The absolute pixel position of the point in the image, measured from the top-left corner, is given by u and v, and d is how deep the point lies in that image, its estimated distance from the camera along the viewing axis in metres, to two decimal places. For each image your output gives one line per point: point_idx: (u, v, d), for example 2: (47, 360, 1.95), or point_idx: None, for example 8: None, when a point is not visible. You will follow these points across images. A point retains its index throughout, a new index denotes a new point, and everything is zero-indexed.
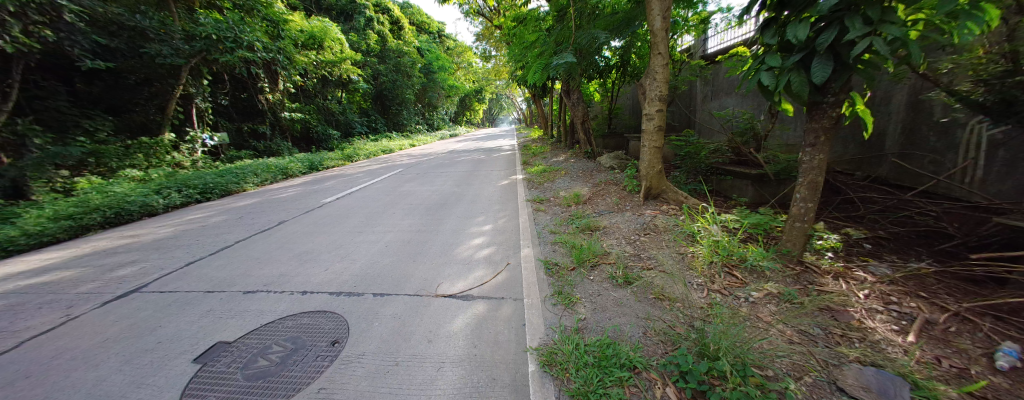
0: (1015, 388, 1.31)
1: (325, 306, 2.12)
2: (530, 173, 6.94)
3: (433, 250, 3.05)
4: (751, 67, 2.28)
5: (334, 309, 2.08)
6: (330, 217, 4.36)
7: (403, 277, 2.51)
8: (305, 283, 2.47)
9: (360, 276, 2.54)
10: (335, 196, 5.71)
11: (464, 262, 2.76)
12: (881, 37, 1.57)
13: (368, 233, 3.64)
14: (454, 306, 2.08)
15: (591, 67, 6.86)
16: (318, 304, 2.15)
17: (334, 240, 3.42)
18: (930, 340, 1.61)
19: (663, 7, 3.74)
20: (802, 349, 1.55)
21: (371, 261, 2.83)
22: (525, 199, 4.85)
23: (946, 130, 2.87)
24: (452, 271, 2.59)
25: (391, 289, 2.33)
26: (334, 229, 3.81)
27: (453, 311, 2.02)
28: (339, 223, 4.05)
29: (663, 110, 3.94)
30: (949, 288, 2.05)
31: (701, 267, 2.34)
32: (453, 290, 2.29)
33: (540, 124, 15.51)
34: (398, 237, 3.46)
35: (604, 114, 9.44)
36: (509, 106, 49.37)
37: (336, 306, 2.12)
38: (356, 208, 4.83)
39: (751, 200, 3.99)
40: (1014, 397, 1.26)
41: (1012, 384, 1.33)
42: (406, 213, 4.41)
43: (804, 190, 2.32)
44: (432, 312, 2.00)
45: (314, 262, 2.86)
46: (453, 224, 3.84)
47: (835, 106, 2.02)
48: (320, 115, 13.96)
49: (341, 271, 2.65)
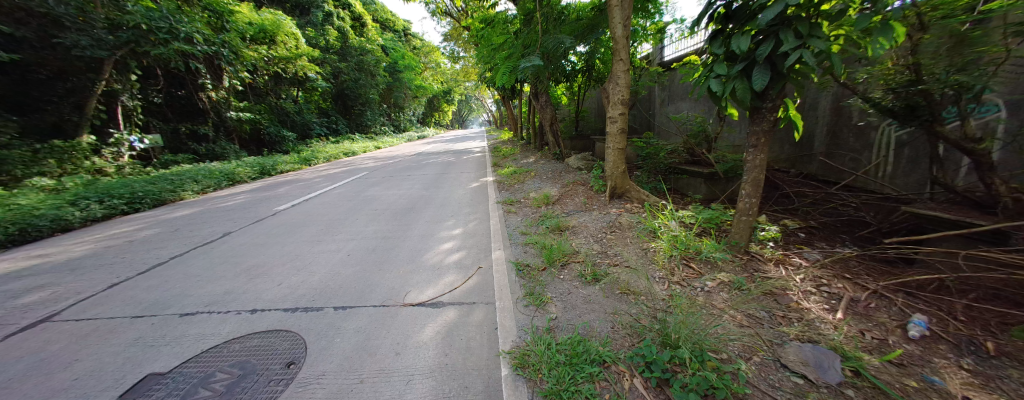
0: (923, 353, 1.54)
1: (279, 324, 1.97)
2: (500, 175, 6.96)
3: (401, 257, 2.95)
4: (701, 74, 2.46)
5: (289, 327, 1.94)
6: (285, 226, 4.07)
7: (367, 287, 2.41)
8: (256, 300, 2.28)
9: (319, 290, 2.39)
10: (290, 203, 5.33)
11: (432, 269, 2.70)
12: (809, 50, 1.77)
13: (328, 242, 3.45)
14: (423, 315, 2.02)
15: (558, 72, 7.06)
16: (271, 323, 1.99)
17: (289, 251, 3.21)
18: (855, 316, 1.83)
19: (623, 16, 3.93)
20: (750, 331, 1.70)
21: (331, 272, 2.69)
22: (495, 202, 4.86)
23: (862, 131, 3.28)
24: (420, 278, 2.52)
25: (353, 301, 2.21)
26: (289, 239, 3.56)
27: (422, 320, 1.97)
28: (295, 232, 3.79)
29: (625, 113, 4.13)
30: (868, 270, 2.35)
31: (662, 260, 2.48)
32: (421, 298, 2.23)
33: (510, 126, 15.61)
34: (362, 245, 3.31)
35: (571, 117, 9.70)
36: (477, 108, 49.29)
37: (292, 324, 1.98)
38: (314, 215, 4.55)
39: (705, 197, 4.28)
40: (923, 362, 1.48)
41: (922, 350, 1.56)
42: (371, 219, 4.24)
43: (749, 187, 2.53)
44: (399, 323, 1.93)
45: (266, 277, 2.64)
46: (420, 229, 3.75)
47: (773, 111, 2.24)
48: (272, 115, 13.00)
49: (297, 285, 2.48)
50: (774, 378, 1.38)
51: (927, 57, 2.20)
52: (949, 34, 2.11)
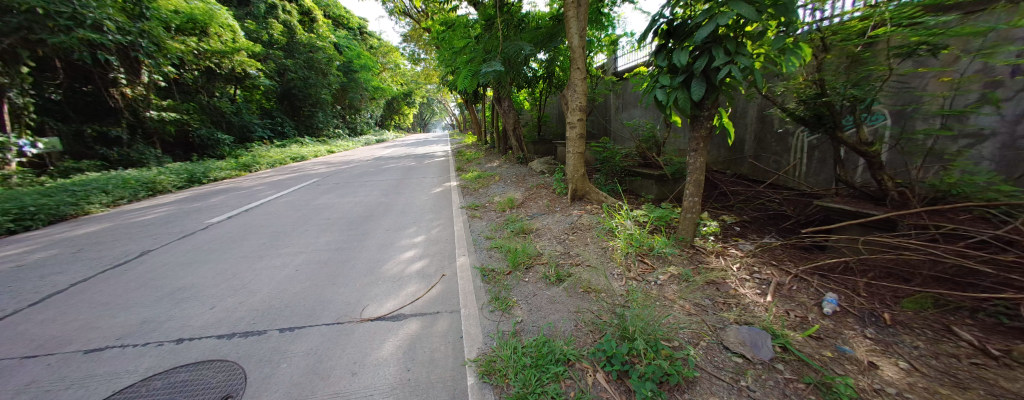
0: (834, 326, 1.81)
1: (212, 354, 1.77)
2: (464, 179, 6.90)
3: (356, 269, 2.81)
4: (648, 84, 2.67)
5: (225, 356, 1.76)
6: (220, 241, 3.67)
7: (319, 304, 2.26)
8: (184, 327, 2.04)
9: (262, 311, 2.19)
10: (226, 215, 4.82)
11: (391, 280, 2.60)
12: (736, 65, 2.01)
13: (273, 256, 3.17)
14: (381, 330, 1.94)
15: (519, 78, 7.20)
16: (202, 352, 1.79)
17: (226, 269, 2.90)
18: (781, 298, 2.09)
19: (579, 26, 4.12)
20: (697, 318, 1.87)
21: (277, 290, 2.48)
22: (459, 207, 4.81)
23: (783, 137, 3.76)
24: (378, 291, 2.42)
25: (302, 320, 2.07)
26: (226, 255, 3.23)
27: (381, 335, 1.89)
28: (234, 247, 3.44)
29: (583, 119, 4.33)
30: (790, 256, 2.69)
31: (620, 257, 2.64)
32: (380, 311, 2.14)
33: (473, 130, 15.55)
34: (314, 258, 3.10)
35: (534, 121, 9.91)
36: (439, 111, 48.42)
37: (228, 352, 1.79)
38: (256, 227, 4.16)
39: (656, 197, 4.61)
40: (834, 333, 1.74)
41: (833, 323, 1.83)
42: (324, 229, 3.98)
43: (692, 187, 2.78)
44: (355, 341, 1.84)
45: (197, 300, 2.37)
46: (379, 238, 3.60)
47: (709, 118, 2.49)
48: (204, 115, 11.64)
49: (235, 307, 2.25)
50: (718, 359, 1.54)
51: (829, 73, 2.64)
52: (846, 55, 2.57)
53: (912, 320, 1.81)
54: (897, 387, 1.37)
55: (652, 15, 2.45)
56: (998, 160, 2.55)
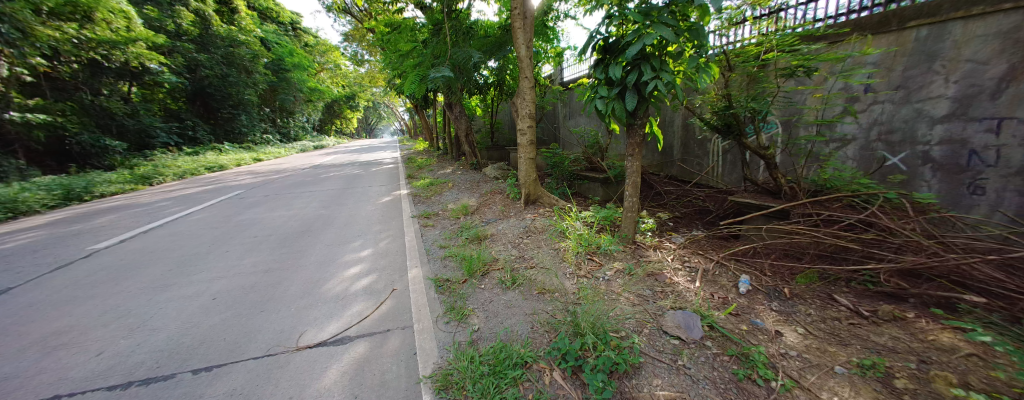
0: (748, 303, 2.11)
1: None
2: (415, 187, 6.68)
3: (292, 292, 2.56)
4: (589, 94, 2.87)
5: None
6: (111, 271, 3.07)
7: (245, 335, 2.01)
8: (59, 381, 1.66)
9: (170, 351, 1.88)
10: (119, 238, 4.05)
11: (334, 300, 2.42)
12: (661, 80, 2.29)
13: (184, 285, 2.74)
14: (324, 357, 1.78)
15: (470, 84, 7.23)
16: None
17: (118, 305, 2.43)
18: (707, 283, 2.38)
19: (526, 38, 4.28)
20: (641, 308, 2.06)
21: (190, 324, 2.15)
22: (410, 216, 4.64)
23: (704, 142, 4.30)
24: (319, 314, 2.23)
25: (224, 356, 1.82)
26: (118, 288, 2.70)
27: (323, 363, 1.74)
28: (129, 278, 2.89)
29: (533, 126, 4.49)
30: (713, 246, 3.08)
31: (571, 257, 2.78)
32: (322, 337, 1.98)
33: (425, 135, 15.15)
34: (238, 284, 2.75)
35: (487, 128, 9.96)
36: (386, 116, 46.18)
37: None
38: (161, 251, 3.55)
39: (602, 198, 4.94)
40: (748, 309, 2.04)
41: (747, 300, 2.14)
42: (251, 249, 3.55)
43: (631, 188, 3.04)
44: (293, 373, 1.66)
45: (77, 346, 1.94)
46: (319, 256, 3.31)
47: (642, 126, 2.77)
48: (84, 116, 9.66)
49: (131, 349, 1.90)
50: (659, 343, 1.71)
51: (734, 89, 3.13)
52: (745, 74, 3.06)
53: (803, 292, 2.19)
54: (795, 349, 1.66)
55: (590, 32, 2.66)
56: (855, 160, 3.21)
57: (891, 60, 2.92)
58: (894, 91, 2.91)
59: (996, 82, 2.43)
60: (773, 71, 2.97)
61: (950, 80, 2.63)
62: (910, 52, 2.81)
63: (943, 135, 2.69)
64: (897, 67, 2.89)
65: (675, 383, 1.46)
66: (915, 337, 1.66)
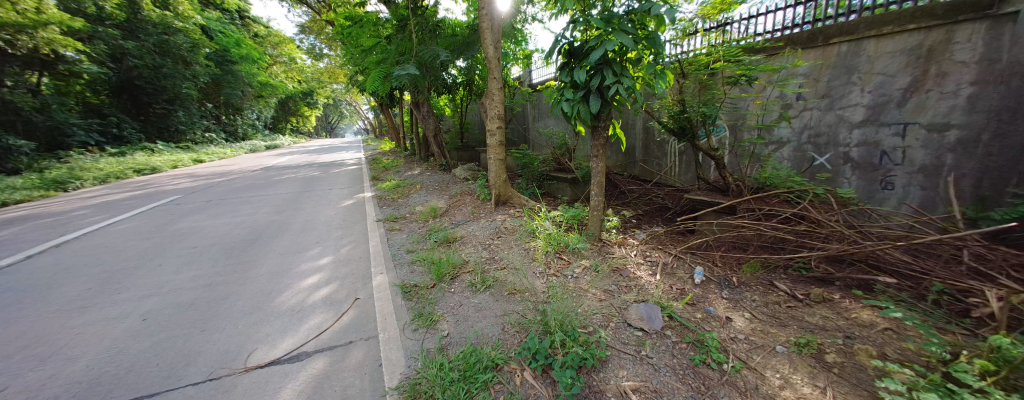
0: (703, 292, 2.28)
1: None
2: (380, 189, 6.42)
3: (240, 307, 2.35)
4: (556, 97, 2.93)
5: None
6: (9, 292, 2.61)
7: (184, 358, 1.81)
8: None
9: (89, 382, 1.64)
10: (21, 253, 3.46)
11: (289, 314, 2.26)
12: (621, 85, 2.40)
13: (107, 305, 2.40)
14: (279, 376, 1.66)
15: (437, 83, 7.09)
16: None
17: (19, 333, 2.07)
18: (666, 276, 2.53)
19: (494, 39, 4.28)
20: (607, 303, 2.14)
21: (114, 350, 1.89)
22: (375, 220, 4.45)
23: (663, 143, 4.57)
24: (271, 330, 2.07)
25: (158, 383, 1.62)
26: (18, 313, 2.30)
27: (278, 382, 1.61)
28: (34, 300, 2.48)
29: (502, 127, 4.50)
30: (671, 240, 3.27)
31: (540, 256, 2.83)
32: (276, 354, 1.83)
33: (391, 135, 14.59)
34: (175, 301, 2.46)
35: (456, 128, 9.81)
36: (348, 114, 43.90)
37: None
38: (76, 267, 3.09)
39: (570, 198, 5.07)
40: (702, 298, 2.20)
41: (701, 290, 2.31)
42: (191, 262, 3.21)
43: (597, 188, 3.15)
44: (242, 395, 1.52)
45: None
46: (272, 266, 3.07)
47: (605, 128, 2.87)
48: None
49: (36, 384, 1.63)
50: (623, 336, 1.79)
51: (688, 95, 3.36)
52: (698, 81, 3.30)
53: (749, 280, 2.39)
54: (743, 333, 1.81)
55: (555, 36, 2.72)
56: (791, 161, 3.58)
57: (817, 72, 3.29)
58: (821, 99, 3.28)
59: (899, 93, 2.83)
60: (720, 79, 3.23)
61: (863, 91, 3.02)
62: (833, 65, 3.18)
63: (860, 138, 3.08)
64: (822, 78, 3.26)
65: (639, 372, 1.54)
66: (841, 315, 1.88)
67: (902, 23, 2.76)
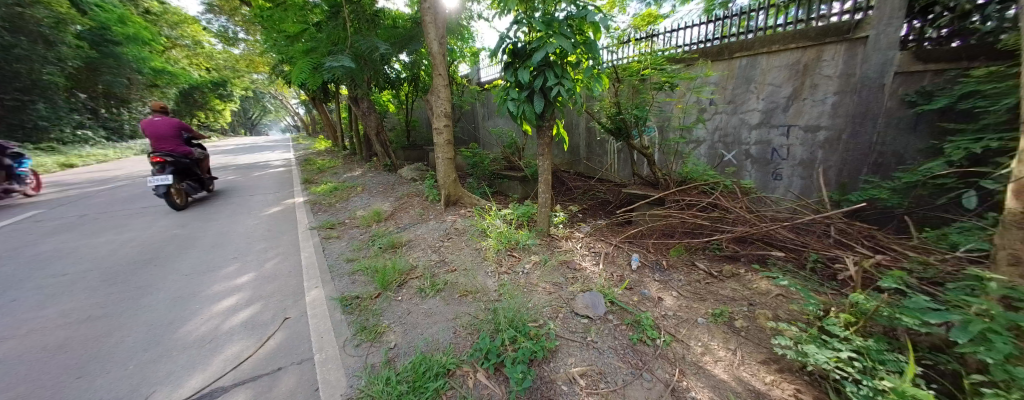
0: (639, 276, 2.50)
1: None
2: (315, 193, 5.83)
3: (131, 343, 1.95)
4: (501, 96, 2.95)
5: None
6: None
7: None
8: None
9: None
10: None
11: (197, 345, 1.94)
12: (562, 87, 2.52)
13: None
14: None
15: (378, 78, 6.66)
16: None
17: None
18: (609, 264, 2.72)
19: (438, 34, 4.15)
20: (556, 295, 2.22)
21: None
22: (308, 228, 4.03)
23: (604, 142, 4.91)
24: (176, 366, 1.76)
25: None
26: None
27: None
28: None
29: (449, 125, 4.40)
30: (612, 231, 3.51)
31: (492, 255, 2.84)
32: (183, 393, 1.57)
33: (328, 133, 13.33)
34: (31, 345, 1.95)
35: (401, 125, 9.33)
36: (274, 109, 39.02)
37: None
38: None
39: (521, 195, 5.16)
40: (639, 282, 2.41)
41: (638, 275, 2.52)
42: (55, 293, 2.57)
43: (544, 185, 3.25)
44: None
45: None
46: (172, 291, 2.60)
47: (549, 128, 2.98)
48: None
49: None
50: (571, 326, 1.87)
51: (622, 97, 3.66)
52: (631, 86, 3.62)
53: (677, 263, 2.68)
54: (672, 310, 2.03)
55: (499, 35, 2.72)
56: (707, 157, 4.09)
57: (725, 82, 3.80)
58: (728, 104, 3.80)
59: (784, 100, 3.40)
60: (649, 84, 3.56)
61: (758, 98, 3.57)
62: (736, 76, 3.70)
63: (757, 138, 3.64)
64: (728, 87, 3.78)
65: (585, 358, 1.63)
66: (747, 287, 2.21)
67: (785, 44, 3.32)
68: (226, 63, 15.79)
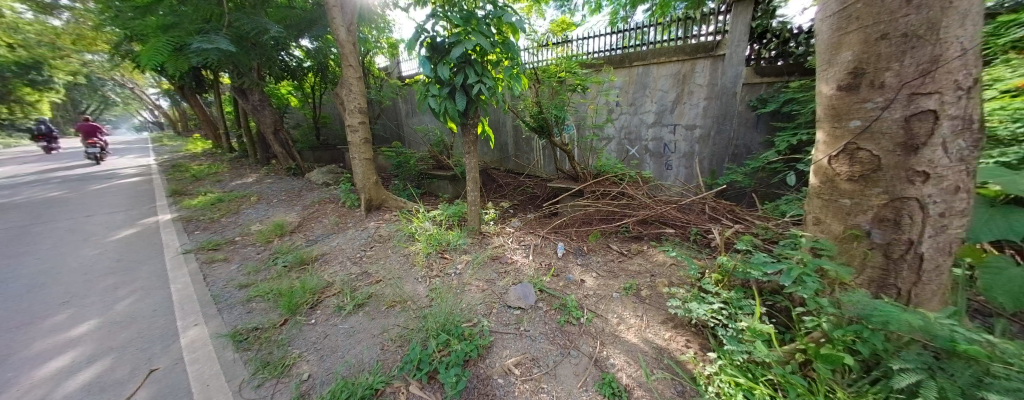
0: (565, 263, 2.70)
1: None
2: (190, 207, 4.72)
3: None
4: (422, 92, 2.82)
5: None
6: None
7: None
8: None
9: None
10: None
11: None
12: (483, 84, 2.55)
13: None
14: None
15: (272, 65, 5.70)
16: None
17: None
18: (538, 255, 2.86)
19: (345, 19, 3.72)
20: (488, 291, 2.25)
21: None
22: (185, 251, 3.26)
23: (529, 141, 5.17)
24: None
25: None
26: None
27: None
28: None
29: (365, 122, 4.03)
30: (539, 223, 3.69)
31: (421, 260, 2.71)
32: None
33: (208, 131, 10.96)
34: None
35: (308, 122, 8.19)
36: (121, 101, 30.30)
37: None
38: None
39: (452, 195, 5.07)
40: (565, 267, 2.60)
41: (563, 261, 2.72)
42: None
43: (473, 183, 3.23)
44: None
45: None
46: None
47: (474, 126, 2.96)
48: None
49: None
50: (504, 319, 1.92)
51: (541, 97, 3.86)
52: (550, 87, 3.84)
53: (596, 247, 2.96)
54: (593, 289, 2.25)
55: (416, 27, 2.59)
56: (616, 152, 4.62)
57: (627, 86, 4.33)
58: (630, 106, 4.35)
59: (670, 103, 4.04)
60: (566, 86, 3.84)
61: (652, 102, 4.17)
62: (635, 82, 4.25)
63: (653, 135, 4.26)
64: (630, 91, 4.32)
65: (519, 348, 1.70)
66: (651, 261, 2.57)
67: (669, 56, 3.91)
68: (34, 37, 11.61)
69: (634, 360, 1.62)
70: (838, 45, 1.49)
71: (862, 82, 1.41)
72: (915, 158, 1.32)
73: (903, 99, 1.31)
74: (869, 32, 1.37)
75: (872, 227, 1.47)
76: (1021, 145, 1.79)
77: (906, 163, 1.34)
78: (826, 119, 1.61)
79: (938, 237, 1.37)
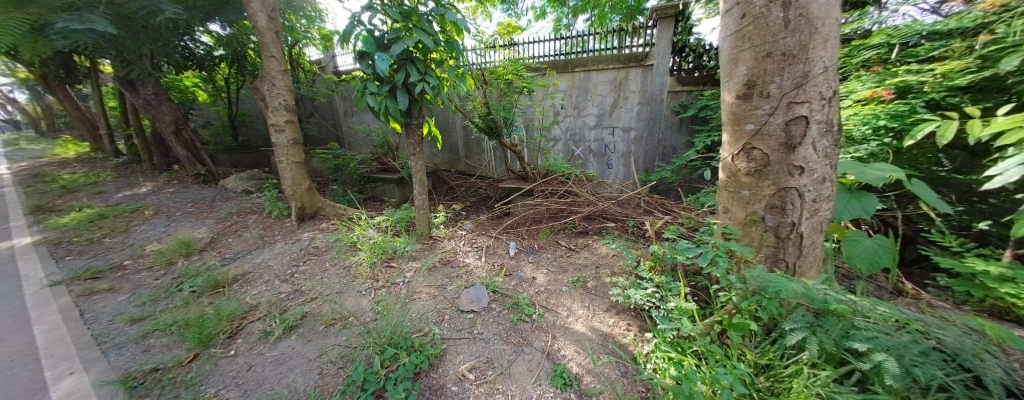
0: (518, 261, 2.74)
1: None
2: (56, 226, 3.78)
3: None
4: (359, 89, 2.62)
5: None
6: None
7: None
8: None
9: None
10: None
11: None
12: (427, 83, 2.46)
13: None
14: None
15: (169, 53, 4.81)
16: None
17: None
18: (491, 256, 2.86)
19: (265, 4, 3.29)
20: (440, 297, 2.19)
21: None
22: (50, 282, 2.61)
23: (478, 141, 5.16)
24: None
25: None
26: None
27: None
28: None
29: (294, 121, 3.62)
30: (490, 224, 3.67)
31: (365, 271, 2.53)
32: None
33: (84, 130, 8.98)
34: None
35: (222, 121, 7.11)
36: None
37: None
38: None
39: (399, 199, 4.83)
40: (517, 267, 2.63)
41: (516, 261, 2.75)
42: None
43: (420, 186, 3.11)
44: None
45: None
46: None
47: (418, 126, 2.85)
48: None
49: None
50: (456, 325, 1.89)
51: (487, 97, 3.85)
52: (497, 89, 3.89)
53: (546, 244, 3.05)
54: (544, 286, 2.32)
55: (349, 18, 2.40)
56: (563, 153, 4.83)
57: (570, 91, 4.55)
58: (574, 110, 4.59)
59: (609, 107, 4.34)
60: (513, 88, 3.90)
61: (593, 105, 4.45)
62: (578, 86, 4.49)
63: (595, 136, 4.55)
64: (573, 95, 4.56)
65: (472, 353, 1.68)
66: (596, 253, 2.74)
67: (607, 64, 4.21)
68: None
69: (583, 349, 1.72)
70: (736, 60, 1.75)
71: (755, 92, 1.67)
72: (793, 155, 1.62)
73: (783, 106, 1.59)
74: (759, 51, 1.62)
75: (766, 213, 1.75)
76: (870, 143, 2.32)
77: (787, 159, 1.63)
78: (729, 123, 1.87)
79: (812, 219, 1.69)
